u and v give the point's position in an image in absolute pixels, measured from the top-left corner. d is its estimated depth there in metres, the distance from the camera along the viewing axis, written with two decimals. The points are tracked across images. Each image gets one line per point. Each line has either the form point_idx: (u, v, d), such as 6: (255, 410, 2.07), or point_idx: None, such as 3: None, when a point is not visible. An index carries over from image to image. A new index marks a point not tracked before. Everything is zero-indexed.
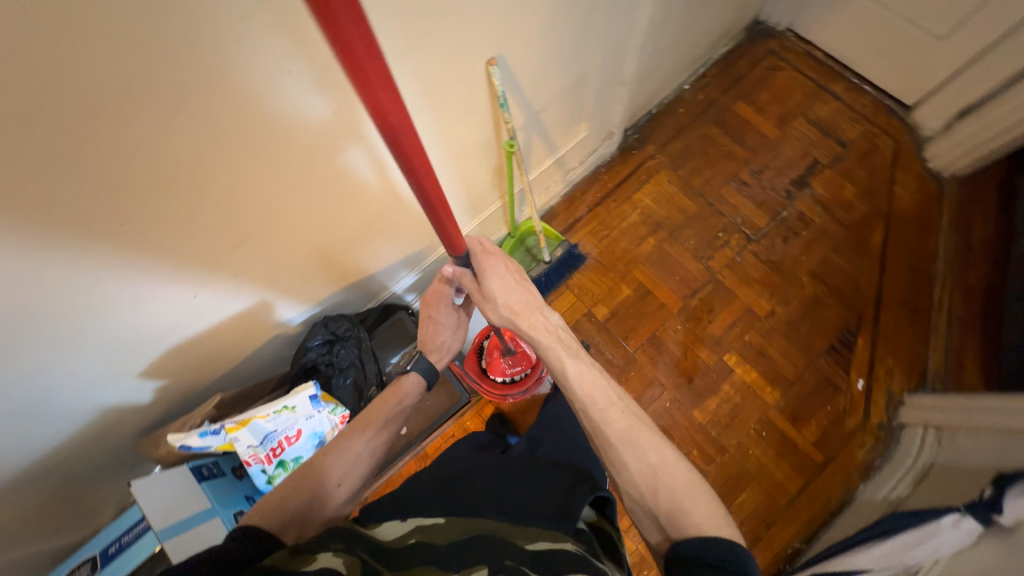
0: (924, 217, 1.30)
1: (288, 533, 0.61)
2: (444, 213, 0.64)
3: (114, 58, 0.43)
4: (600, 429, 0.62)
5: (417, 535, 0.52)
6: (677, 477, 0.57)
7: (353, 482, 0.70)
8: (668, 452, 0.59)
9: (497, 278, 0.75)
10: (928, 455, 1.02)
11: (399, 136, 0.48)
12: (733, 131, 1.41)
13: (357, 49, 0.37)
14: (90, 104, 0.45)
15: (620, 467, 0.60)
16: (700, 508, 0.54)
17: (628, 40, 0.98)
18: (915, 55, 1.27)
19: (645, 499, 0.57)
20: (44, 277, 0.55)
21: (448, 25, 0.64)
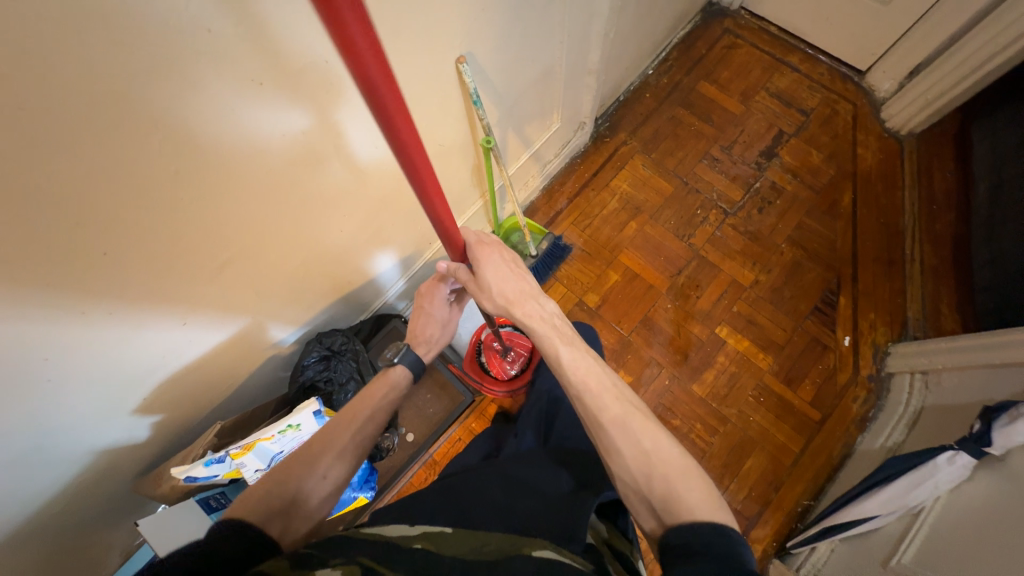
0: (888, 175, 1.35)
1: (274, 525, 0.57)
2: (442, 208, 0.64)
3: (79, 79, 0.42)
4: (593, 415, 0.63)
5: (423, 542, 0.50)
6: (671, 464, 0.57)
7: (338, 478, 0.67)
8: (662, 439, 0.59)
9: (491, 266, 0.77)
10: (918, 400, 1.06)
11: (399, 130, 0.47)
12: (699, 110, 1.45)
13: (358, 41, 0.37)
14: (57, 129, 0.43)
15: (613, 454, 0.59)
16: (693, 492, 0.54)
17: (591, 28, 1.00)
18: (863, 21, 1.32)
19: (639, 484, 0.57)
20: (27, 320, 0.53)
21: (417, 25, 0.64)
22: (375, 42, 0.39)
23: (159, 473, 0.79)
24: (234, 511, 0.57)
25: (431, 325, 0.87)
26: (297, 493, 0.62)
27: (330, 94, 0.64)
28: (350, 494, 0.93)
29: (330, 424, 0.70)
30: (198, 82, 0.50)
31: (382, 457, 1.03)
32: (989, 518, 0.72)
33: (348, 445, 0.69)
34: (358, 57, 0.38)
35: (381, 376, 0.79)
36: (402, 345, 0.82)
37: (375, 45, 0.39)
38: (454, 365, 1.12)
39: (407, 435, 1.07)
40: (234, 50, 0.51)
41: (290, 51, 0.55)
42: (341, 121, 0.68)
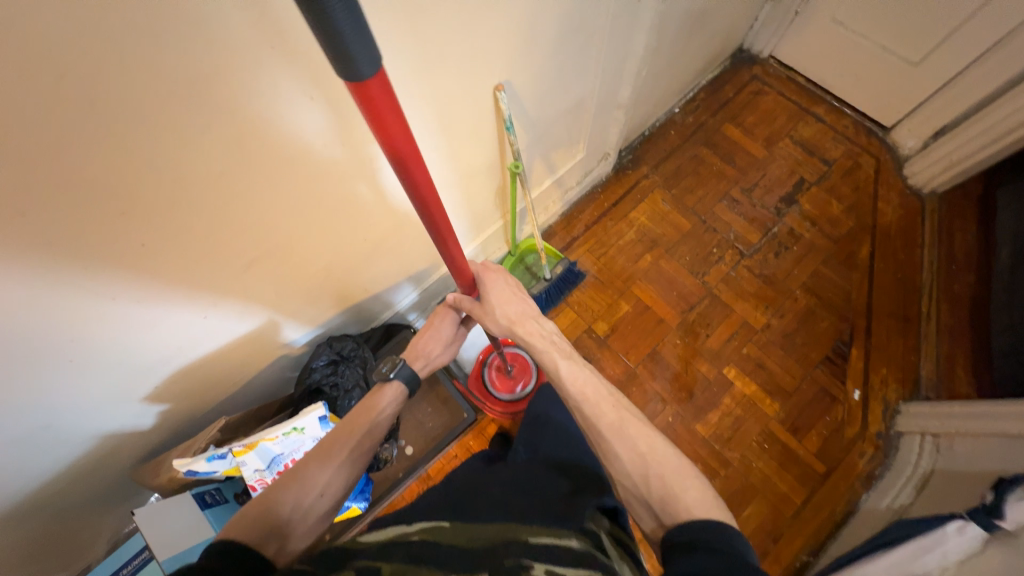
0: (908, 232, 1.35)
1: (270, 545, 0.57)
2: (451, 238, 0.65)
3: (136, 79, 0.44)
4: (592, 422, 0.63)
5: (420, 534, 0.52)
6: (667, 464, 0.57)
7: (336, 494, 0.67)
8: (657, 440, 0.60)
9: (496, 289, 0.79)
10: (927, 463, 1.04)
11: (412, 170, 0.50)
12: (722, 151, 1.47)
13: (379, 99, 0.39)
14: (104, 122, 0.45)
15: (611, 457, 0.59)
16: (690, 492, 0.54)
17: (625, 65, 1.03)
18: (892, 80, 1.35)
19: (639, 486, 0.56)
20: (58, 302, 0.54)
21: (461, 55, 0.68)
22: (387, 84, 0.39)
23: (159, 462, 0.79)
24: (230, 530, 0.56)
25: (434, 342, 0.87)
26: (299, 506, 0.62)
27: (361, 123, 0.65)
28: (344, 503, 0.93)
29: (328, 439, 0.70)
30: (236, 98, 0.52)
31: (379, 467, 1.02)
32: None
33: (346, 460, 0.69)
34: (372, 99, 0.39)
35: (377, 390, 0.78)
36: (399, 360, 0.80)
37: (387, 85, 0.39)
38: (459, 381, 1.13)
39: (406, 447, 1.07)
40: (275, 69, 0.52)
41: (328, 77, 0.57)
42: (369, 147, 0.70)
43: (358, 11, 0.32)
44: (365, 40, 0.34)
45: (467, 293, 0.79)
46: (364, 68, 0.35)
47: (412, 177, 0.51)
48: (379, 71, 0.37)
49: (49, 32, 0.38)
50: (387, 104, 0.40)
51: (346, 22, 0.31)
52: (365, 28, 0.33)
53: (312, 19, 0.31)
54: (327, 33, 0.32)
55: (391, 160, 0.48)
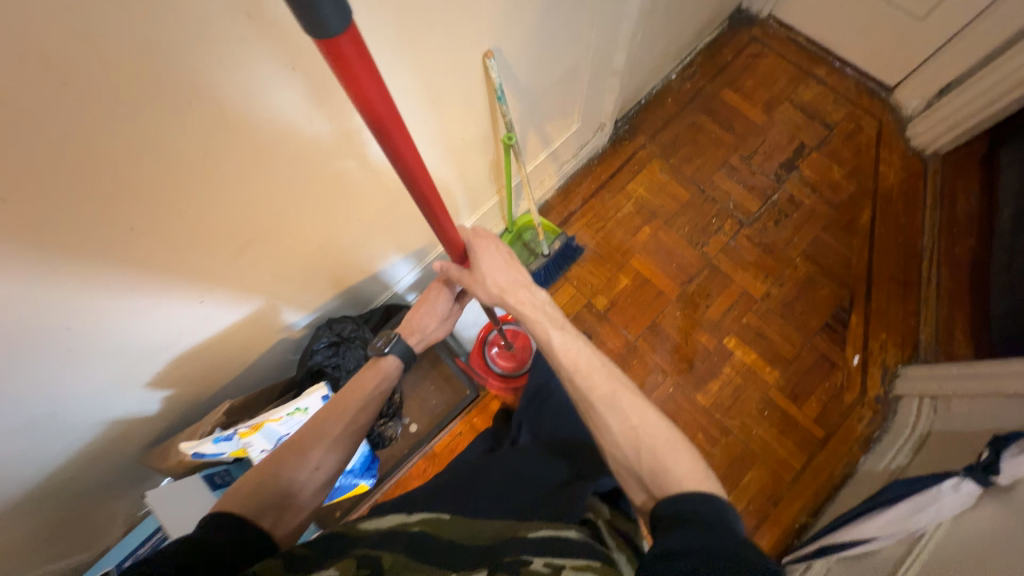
0: (909, 196, 1.33)
1: (265, 518, 0.58)
2: (438, 206, 0.63)
3: (109, 57, 0.42)
4: (584, 396, 0.63)
5: (422, 525, 0.53)
6: (659, 437, 0.58)
7: (331, 468, 0.68)
8: (650, 415, 0.60)
9: (487, 256, 0.77)
10: (925, 423, 1.05)
11: (392, 135, 0.48)
12: (721, 118, 1.43)
13: (349, 54, 0.38)
14: (81, 106, 0.43)
15: (603, 431, 0.60)
16: (681, 464, 0.55)
17: (620, 30, 0.99)
18: (896, 37, 1.30)
19: (629, 460, 0.57)
20: (51, 293, 0.54)
21: (448, 21, 0.65)
22: (359, 42, 0.38)
23: (167, 446, 0.81)
24: (223, 505, 0.57)
25: (429, 316, 0.87)
26: (296, 481, 0.64)
27: (346, 98, 0.63)
28: (352, 479, 0.95)
29: (322, 415, 0.71)
30: (216, 77, 0.50)
31: (385, 445, 1.05)
32: (977, 540, 0.72)
33: (341, 437, 0.70)
34: (341, 56, 0.37)
35: (372, 364, 0.78)
36: (394, 335, 0.80)
37: (358, 43, 0.38)
38: (460, 358, 1.14)
39: (410, 425, 1.08)
40: (254, 45, 0.50)
41: (311, 52, 0.55)
42: (357, 124, 0.68)
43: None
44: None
45: (456, 261, 0.79)
46: (331, 22, 0.34)
47: (393, 144, 0.49)
48: (349, 27, 0.36)
49: (12, 9, 0.36)
50: (360, 65, 0.39)
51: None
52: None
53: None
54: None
55: (368, 123, 0.46)
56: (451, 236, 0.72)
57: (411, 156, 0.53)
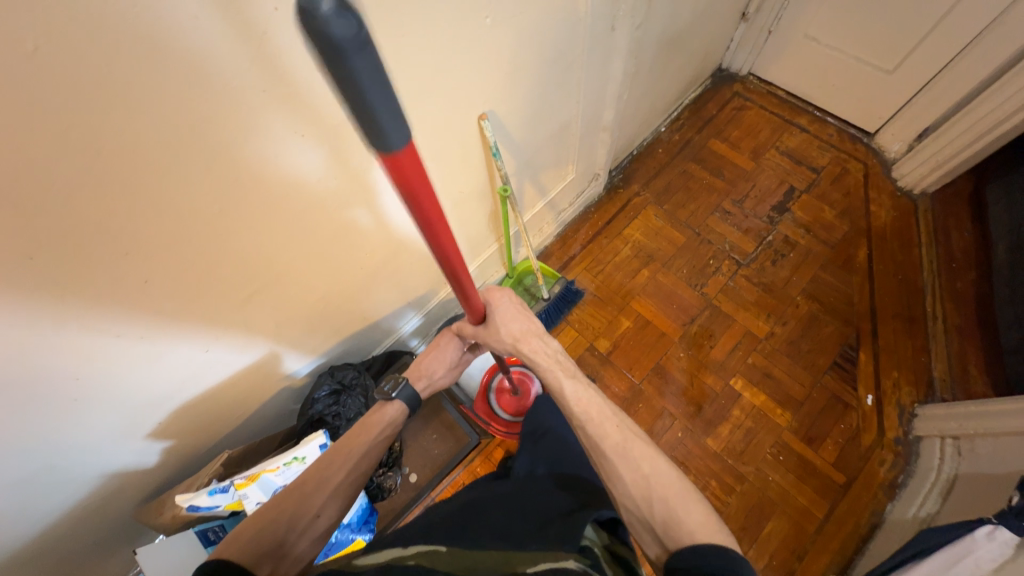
0: (903, 233, 1.35)
1: (264, 565, 0.57)
2: (466, 278, 0.65)
3: (131, 127, 0.47)
4: (595, 442, 0.62)
5: (417, 559, 0.51)
6: (670, 486, 0.56)
7: (331, 518, 0.67)
8: (660, 462, 0.59)
9: (502, 309, 0.78)
10: (950, 467, 1.00)
11: (434, 227, 0.51)
12: (710, 166, 1.50)
13: (406, 166, 0.40)
14: (108, 171, 0.48)
15: (614, 477, 0.59)
16: (693, 515, 0.53)
17: (606, 89, 1.07)
18: (870, 88, 1.39)
19: (640, 509, 0.56)
20: (66, 342, 0.56)
21: (449, 87, 0.72)
22: (416, 156, 0.40)
23: (162, 500, 0.79)
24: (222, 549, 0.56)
25: (437, 363, 0.87)
26: (296, 525, 0.63)
27: (352, 157, 0.69)
28: (347, 535, 0.91)
29: (326, 460, 0.69)
30: (234, 140, 0.55)
31: (384, 497, 1.02)
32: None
33: (342, 483, 0.69)
34: (399, 167, 0.40)
35: (378, 408, 0.78)
36: (401, 379, 0.80)
37: (416, 156, 0.40)
38: (467, 408, 1.11)
39: (410, 475, 1.06)
40: (274, 106, 0.56)
41: (317, 117, 0.61)
42: (358, 177, 0.72)
43: (390, 86, 0.33)
44: (395, 115, 0.35)
45: (475, 322, 0.77)
46: (394, 140, 0.36)
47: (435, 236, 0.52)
48: (409, 143, 0.38)
49: (55, 88, 0.41)
50: (414, 172, 0.41)
51: (378, 96, 0.32)
52: (396, 103, 0.34)
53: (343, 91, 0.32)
54: (359, 106, 0.33)
55: (414, 218, 0.49)
56: (475, 300, 0.72)
57: (446, 240, 0.54)
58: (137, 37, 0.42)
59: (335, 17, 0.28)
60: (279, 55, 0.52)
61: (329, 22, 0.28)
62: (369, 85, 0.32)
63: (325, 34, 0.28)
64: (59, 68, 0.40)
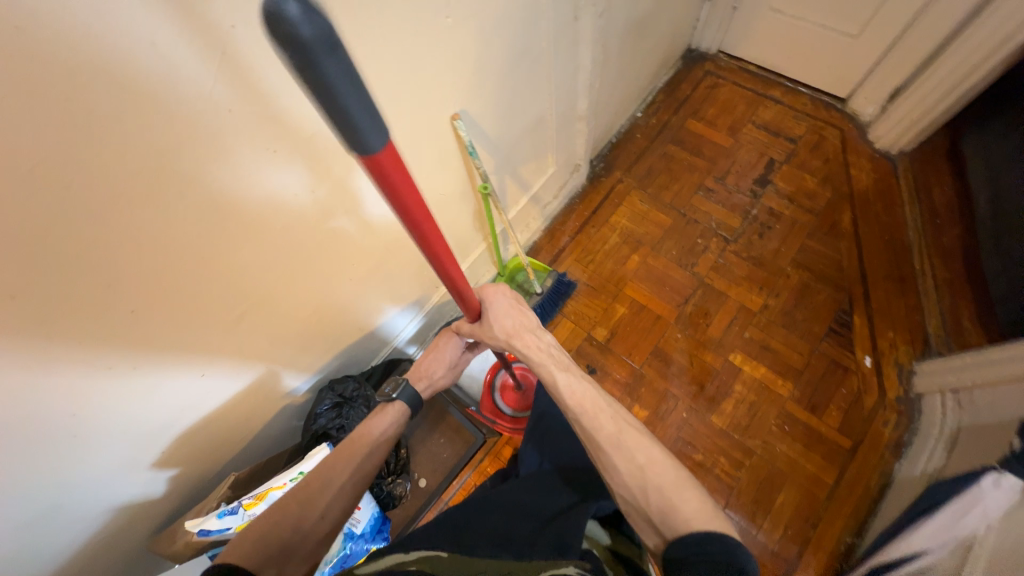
0: (885, 194, 1.37)
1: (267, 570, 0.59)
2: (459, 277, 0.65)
3: (97, 159, 0.46)
4: (590, 435, 0.62)
5: (418, 563, 0.52)
6: (664, 474, 0.57)
7: (337, 516, 0.68)
8: (654, 452, 0.59)
9: (496, 305, 0.77)
10: (953, 420, 1.01)
11: (422, 227, 0.51)
12: (690, 146, 1.51)
13: (388, 167, 0.40)
14: (79, 206, 0.48)
15: (610, 470, 0.59)
16: (689, 503, 0.53)
17: (577, 80, 1.08)
18: (838, 55, 1.40)
19: (637, 499, 0.56)
20: (62, 381, 0.57)
21: (418, 91, 0.72)
22: (397, 156, 0.40)
23: (174, 528, 0.79)
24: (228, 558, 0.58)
25: (437, 363, 0.86)
26: (301, 527, 0.65)
27: (328, 165, 0.69)
28: (363, 546, 0.91)
29: (330, 460, 0.71)
30: (205, 162, 0.55)
31: (396, 505, 1.03)
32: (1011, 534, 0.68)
33: (347, 485, 0.70)
34: (381, 169, 0.40)
35: (380, 410, 0.78)
36: (401, 380, 0.81)
37: (397, 156, 0.40)
38: (474, 410, 1.10)
39: (420, 480, 1.06)
40: (249, 122, 0.56)
41: (286, 130, 0.61)
42: (338, 187, 0.73)
43: (364, 86, 0.33)
44: (372, 117, 0.34)
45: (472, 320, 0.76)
46: (373, 141, 0.36)
47: (424, 237, 0.52)
48: (387, 143, 0.38)
49: (15, 130, 0.40)
50: (397, 174, 0.41)
51: (355, 102, 0.32)
52: (372, 103, 0.34)
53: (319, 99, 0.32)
54: (337, 113, 0.33)
55: (402, 220, 0.49)
56: (468, 297, 0.71)
57: (436, 239, 0.54)
58: (107, 71, 0.43)
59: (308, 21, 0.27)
60: (239, 73, 0.52)
61: (295, 27, 0.27)
62: (344, 92, 0.31)
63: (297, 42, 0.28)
64: (18, 111, 0.40)
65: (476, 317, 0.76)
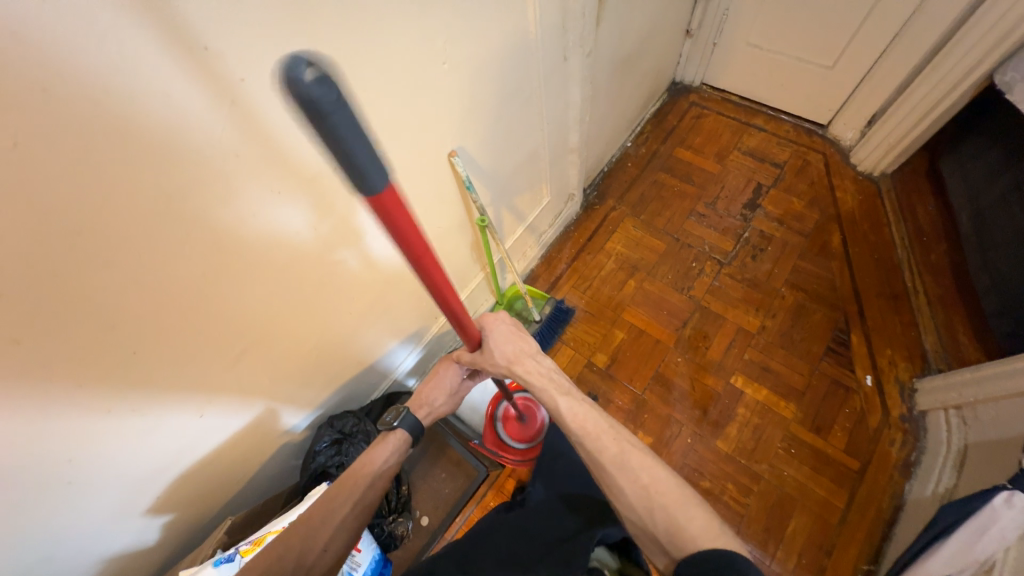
0: (871, 214, 1.41)
1: None
2: (459, 308, 0.65)
3: (107, 207, 0.48)
4: (594, 458, 0.62)
5: None
6: (670, 493, 0.56)
7: (339, 550, 0.69)
8: (659, 472, 0.58)
9: (496, 332, 0.76)
10: (959, 437, 1.01)
11: (423, 262, 0.51)
12: (680, 173, 1.55)
13: (390, 206, 0.41)
14: (87, 252, 0.49)
15: (616, 494, 0.58)
16: (695, 522, 0.52)
17: (568, 115, 1.12)
18: (815, 85, 1.47)
19: (644, 520, 0.55)
20: (65, 426, 0.56)
21: (416, 131, 0.75)
22: (399, 197, 0.41)
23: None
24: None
25: (437, 390, 0.85)
26: (304, 562, 0.66)
27: (330, 203, 0.71)
28: None
29: (330, 492, 0.71)
30: (211, 205, 0.56)
31: (397, 546, 1.00)
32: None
33: (349, 515, 0.71)
34: (383, 208, 0.41)
35: (381, 440, 0.77)
36: (403, 408, 0.80)
37: (399, 197, 0.41)
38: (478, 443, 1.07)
39: (421, 519, 1.03)
40: (255, 161, 0.58)
41: (289, 171, 0.63)
42: (339, 223, 0.74)
43: (369, 135, 0.34)
44: (376, 164, 0.36)
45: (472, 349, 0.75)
46: (376, 184, 0.37)
47: (425, 272, 0.53)
48: (390, 185, 0.39)
49: (31, 182, 0.42)
50: (400, 212, 0.42)
51: (361, 151, 0.34)
52: (375, 151, 0.35)
53: (326, 149, 0.33)
54: (343, 161, 0.34)
55: (403, 255, 0.49)
56: (471, 326, 0.72)
57: (437, 273, 0.55)
58: (119, 117, 0.44)
59: (317, 83, 0.29)
60: (246, 121, 0.54)
61: (304, 85, 0.29)
62: (349, 142, 0.33)
63: (305, 99, 0.30)
64: (34, 164, 0.41)
65: (476, 346, 0.75)
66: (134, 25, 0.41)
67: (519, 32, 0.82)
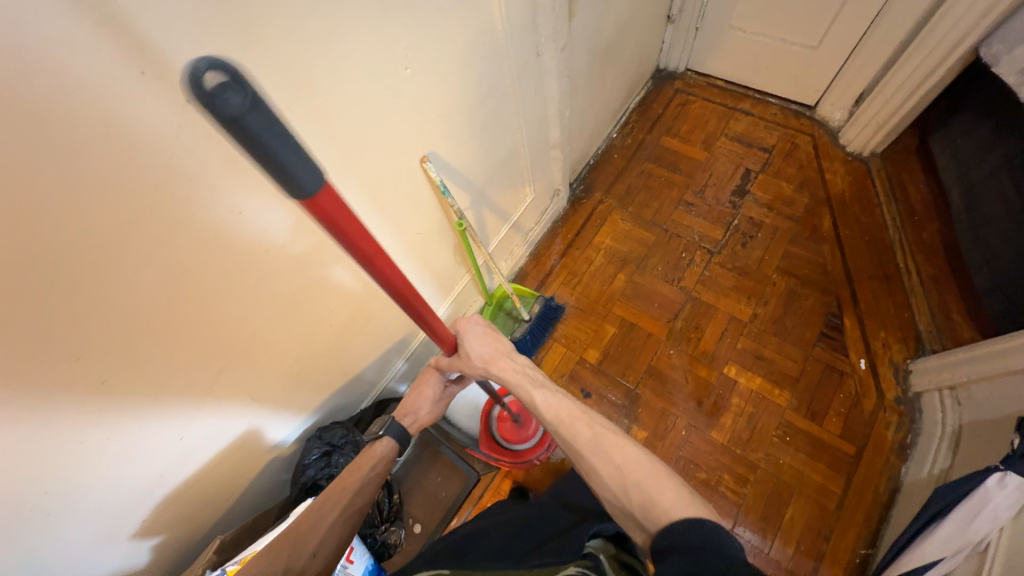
0: (861, 195, 1.39)
1: None
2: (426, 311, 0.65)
3: (62, 241, 0.46)
4: (569, 446, 0.61)
5: None
6: (641, 470, 0.55)
7: (329, 553, 0.69)
8: (630, 450, 0.58)
9: (470, 335, 0.76)
10: (953, 418, 1.01)
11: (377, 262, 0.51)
12: (667, 162, 1.53)
13: (326, 205, 0.40)
14: (44, 288, 0.47)
15: (591, 476, 0.58)
16: (664, 492, 0.52)
17: (546, 110, 1.10)
18: (801, 65, 1.44)
19: (619, 500, 0.55)
20: (38, 460, 0.55)
21: (385, 138, 0.74)
22: (337, 195, 0.41)
23: None
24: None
25: (423, 398, 0.85)
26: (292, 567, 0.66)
27: (303, 218, 0.69)
28: None
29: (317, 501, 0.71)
30: (172, 229, 0.55)
31: (390, 555, 0.99)
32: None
33: (337, 520, 0.71)
34: (321, 209, 0.40)
35: (368, 448, 0.77)
36: (388, 418, 0.80)
37: (335, 195, 0.41)
38: (473, 448, 1.07)
39: (414, 526, 1.04)
40: (215, 182, 0.56)
41: (254, 189, 0.61)
42: (315, 236, 0.73)
43: (291, 135, 0.34)
44: (306, 164, 0.35)
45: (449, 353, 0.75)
46: (309, 184, 0.37)
47: (382, 272, 0.53)
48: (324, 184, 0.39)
49: None
50: (339, 211, 0.41)
51: (285, 151, 0.33)
52: (302, 150, 0.35)
53: (251, 155, 0.32)
54: (270, 164, 0.33)
55: (355, 257, 0.49)
56: (442, 330, 0.72)
57: (393, 274, 0.55)
58: (63, 150, 0.43)
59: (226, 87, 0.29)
60: (200, 141, 0.52)
61: (217, 90, 0.28)
62: (272, 142, 0.32)
63: (217, 104, 0.29)
64: None
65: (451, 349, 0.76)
66: (68, 51, 0.40)
67: (487, 30, 0.80)
